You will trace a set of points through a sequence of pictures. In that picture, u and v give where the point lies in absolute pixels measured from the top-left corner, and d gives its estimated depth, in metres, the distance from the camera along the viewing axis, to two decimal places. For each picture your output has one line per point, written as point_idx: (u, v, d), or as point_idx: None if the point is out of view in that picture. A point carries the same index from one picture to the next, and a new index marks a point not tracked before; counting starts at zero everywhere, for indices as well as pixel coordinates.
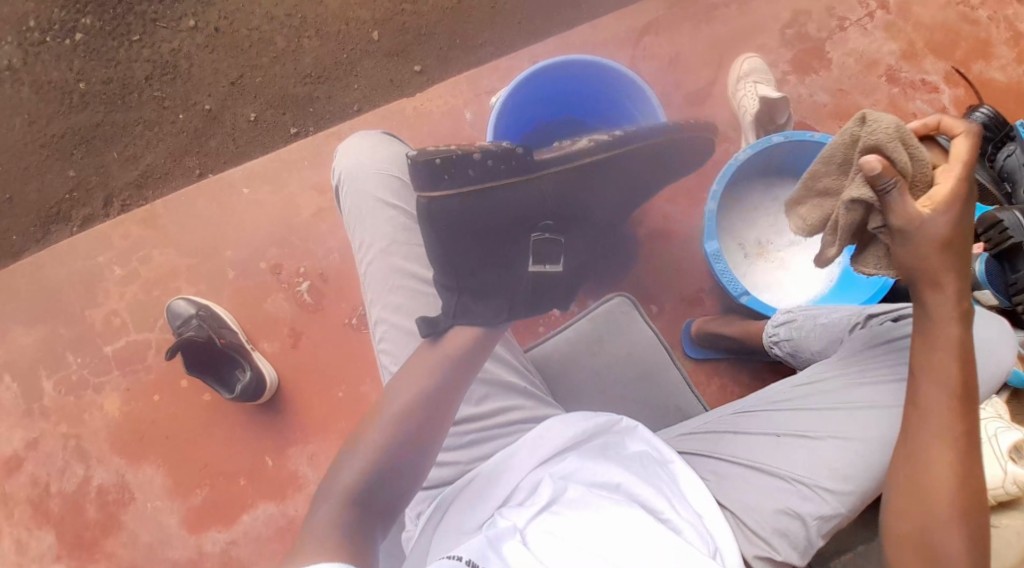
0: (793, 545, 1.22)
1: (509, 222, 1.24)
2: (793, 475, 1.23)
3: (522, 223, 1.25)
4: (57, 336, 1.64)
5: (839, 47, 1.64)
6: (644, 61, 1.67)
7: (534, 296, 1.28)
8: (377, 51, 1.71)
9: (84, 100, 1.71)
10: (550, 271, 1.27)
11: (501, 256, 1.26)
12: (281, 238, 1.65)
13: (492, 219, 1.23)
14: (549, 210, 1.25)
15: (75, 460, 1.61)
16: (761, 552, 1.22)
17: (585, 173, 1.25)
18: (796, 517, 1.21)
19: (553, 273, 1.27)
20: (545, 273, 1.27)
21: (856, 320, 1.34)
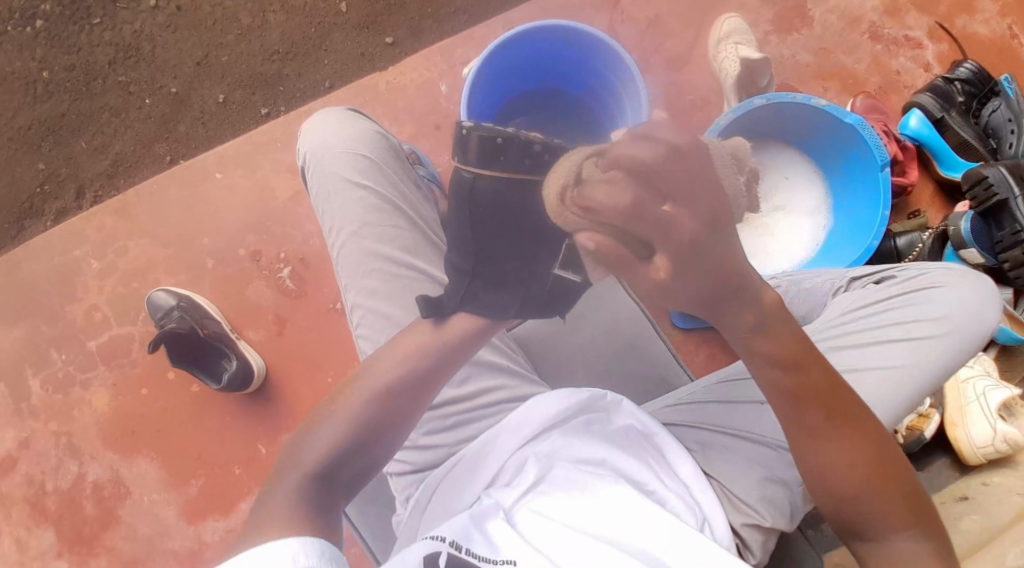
0: (780, 511, 1.20)
1: (539, 219, 1.07)
2: (778, 441, 1.24)
3: (555, 227, 1.08)
4: (39, 334, 1.62)
5: (820, 4, 1.60)
6: (622, 24, 1.62)
7: (550, 301, 1.13)
8: (345, 23, 1.66)
9: (49, 89, 1.67)
10: (571, 281, 1.11)
11: (524, 252, 1.09)
12: (259, 224, 1.62)
13: (528, 214, 1.07)
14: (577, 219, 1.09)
15: (68, 457, 1.59)
16: (748, 520, 1.19)
17: None
18: (782, 484, 1.21)
19: (573, 284, 1.11)
20: (565, 282, 1.12)
21: (838, 285, 1.37)
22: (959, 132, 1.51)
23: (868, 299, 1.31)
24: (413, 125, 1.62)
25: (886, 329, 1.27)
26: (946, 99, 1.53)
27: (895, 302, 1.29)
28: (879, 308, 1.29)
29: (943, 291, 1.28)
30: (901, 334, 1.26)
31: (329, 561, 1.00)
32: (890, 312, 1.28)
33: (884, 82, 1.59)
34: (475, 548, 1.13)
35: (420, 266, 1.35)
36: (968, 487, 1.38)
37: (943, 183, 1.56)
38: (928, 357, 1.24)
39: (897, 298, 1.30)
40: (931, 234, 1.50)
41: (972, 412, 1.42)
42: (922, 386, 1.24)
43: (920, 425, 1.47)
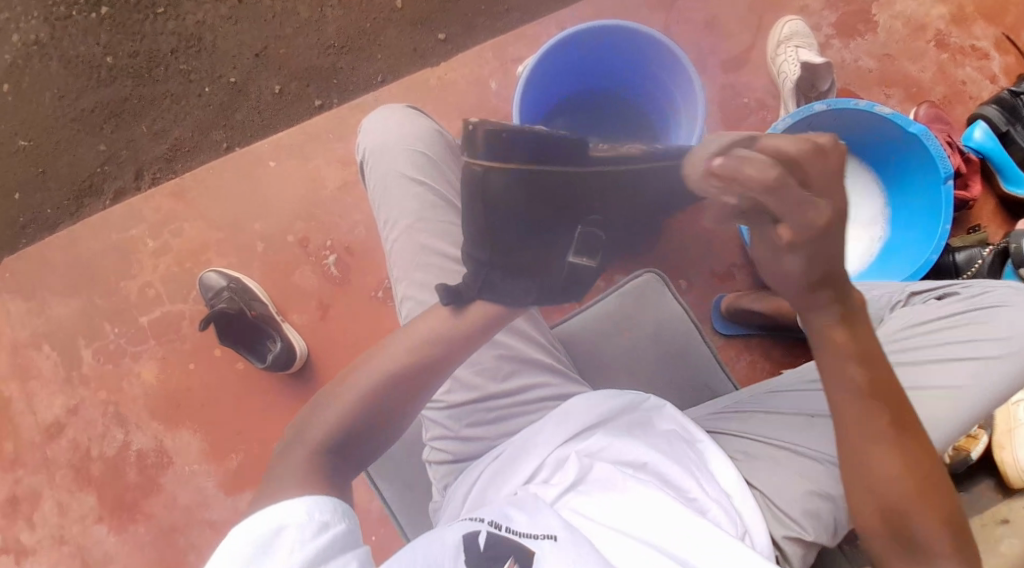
0: (823, 527, 1.16)
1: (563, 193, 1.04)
2: (825, 456, 1.19)
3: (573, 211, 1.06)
4: (94, 307, 1.68)
5: (886, 9, 1.54)
6: (679, 24, 1.59)
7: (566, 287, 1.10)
8: (400, 20, 1.67)
9: (112, 74, 1.73)
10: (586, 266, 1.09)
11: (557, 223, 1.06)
12: (308, 212, 1.65)
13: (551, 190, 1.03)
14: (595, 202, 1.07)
15: (115, 426, 1.66)
16: (790, 533, 1.16)
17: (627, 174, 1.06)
18: (826, 498, 1.17)
19: (588, 269, 1.09)
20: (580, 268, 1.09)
21: (896, 300, 1.30)
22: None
23: (928, 316, 1.25)
24: (460, 120, 1.62)
25: (946, 348, 1.21)
26: (1013, 112, 1.47)
27: (961, 318, 1.24)
28: (941, 325, 1.24)
29: (1010, 311, 1.22)
30: (962, 353, 1.21)
31: (337, 514, 1.04)
32: (953, 330, 1.23)
33: (949, 92, 1.53)
34: (514, 525, 1.13)
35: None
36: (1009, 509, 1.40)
37: (1006, 199, 1.50)
38: (988, 378, 1.19)
39: (962, 314, 1.24)
40: (992, 249, 1.44)
41: (1022, 435, 1.42)
42: (979, 409, 1.19)
43: (967, 446, 1.45)
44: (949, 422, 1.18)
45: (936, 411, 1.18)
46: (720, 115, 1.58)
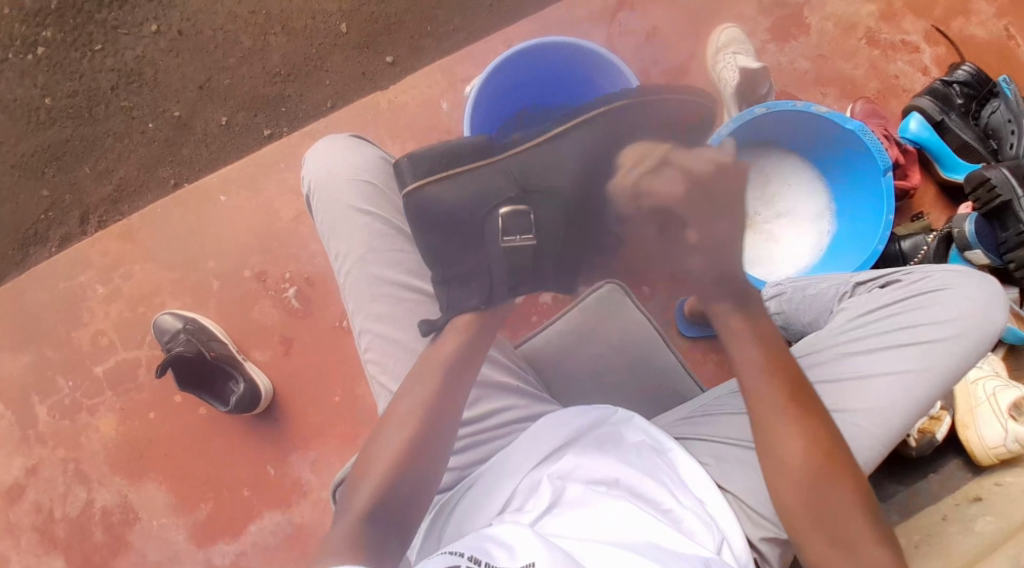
0: None
1: (465, 231, 1.16)
2: None
3: (483, 203, 1.15)
4: (45, 360, 1.62)
5: (817, 11, 1.57)
6: (621, 37, 1.59)
7: (512, 277, 1.16)
8: (346, 44, 1.66)
9: (51, 116, 1.68)
10: (525, 243, 1.14)
11: (471, 236, 1.16)
12: (264, 246, 1.62)
13: (450, 212, 1.16)
14: (513, 184, 1.16)
15: (76, 484, 1.59)
16: (767, 532, 1.22)
17: (541, 149, 1.19)
18: None
19: (527, 244, 1.14)
20: (522, 246, 1.14)
21: (843, 290, 1.36)
22: (959, 134, 1.51)
23: (873, 307, 1.29)
24: (414, 141, 1.62)
25: (893, 336, 1.25)
26: (945, 101, 1.51)
27: (904, 305, 1.27)
28: (887, 314, 1.27)
29: (950, 293, 1.25)
30: (909, 338, 1.24)
31: None
32: (898, 317, 1.26)
33: (883, 87, 1.57)
34: (497, 561, 1.06)
35: (420, 286, 1.34)
36: (982, 487, 1.41)
37: (946, 185, 1.56)
38: (939, 361, 1.22)
39: (904, 301, 1.27)
40: (936, 236, 1.49)
41: (983, 413, 1.45)
42: (933, 393, 1.22)
43: (930, 428, 1.48)
44: (905, 409, 1.21)
45: (888, 398, 1.22)
46: None
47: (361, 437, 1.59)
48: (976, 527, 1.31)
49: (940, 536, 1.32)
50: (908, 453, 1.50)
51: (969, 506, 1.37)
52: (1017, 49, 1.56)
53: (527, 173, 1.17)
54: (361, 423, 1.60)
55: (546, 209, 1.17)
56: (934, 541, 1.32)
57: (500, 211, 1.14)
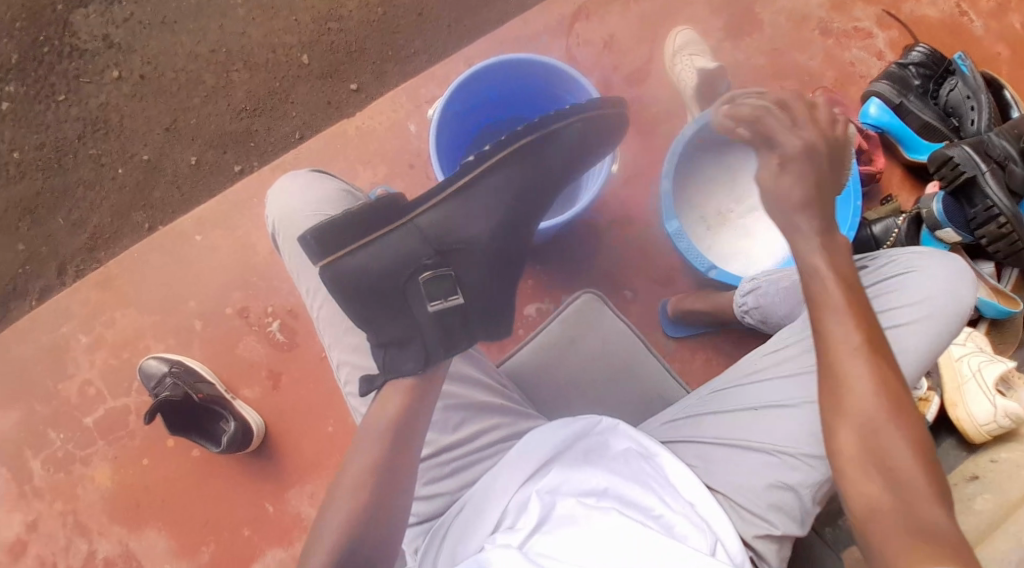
0: (789, 517, 1.23)
1: (394, 299, 1.16)
2: (774, 447, 1.24)
3: (408, 267, 1.15)
4: (36, 415, 1.62)
5: (768, 7, 1.60)
6: (578, 48, 1.61)
7: (448, 332, 1.15)
8: (309, 75, 1.69)
9: (21, 170, 1.69)
10: (456, 302, 1.15)
11: (398, 304, 1.16)
12: (246, 282, 1.63)
13: (376, 281, 1.15)
14: (431, 247, 1.16)
15: (77, 536, 1.59)
16: (759, 530, 1.23)
17: (455, 203, 1.19)
18: (787, 488, 1.22)
19: (459, 304, 1.15)
20: (451, 308, 1.15)
21: None
22: (920, 115, 1.51)
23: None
24: (387, 167, 1.63)
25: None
26: (903, 84, 1.52)
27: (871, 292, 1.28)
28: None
29: (916, 276, 1.27)
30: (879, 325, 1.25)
31: None
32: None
33: (840, 75, 1.59)
34: None
35: None
36: (977, 466, 1.40)
37: (911, 165, 1.58)
38: (912, 344, 1.23)
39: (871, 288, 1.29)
40: (906, 217, 1.50)
41: (971, 390, 1.42)
42: (909, 376, 1.23)
43: (920, 410, 1.47)
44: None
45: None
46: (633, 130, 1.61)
47: None
48: (975, 506, 1.31)
49: None
50: None
51: (967, 485, 1.36)
52: (970, 24, 1.59)
53: (430, 228, 1.17)
54: None
55: (467, 267, 1.18)
56: None
57: (426, 274, 1.15)
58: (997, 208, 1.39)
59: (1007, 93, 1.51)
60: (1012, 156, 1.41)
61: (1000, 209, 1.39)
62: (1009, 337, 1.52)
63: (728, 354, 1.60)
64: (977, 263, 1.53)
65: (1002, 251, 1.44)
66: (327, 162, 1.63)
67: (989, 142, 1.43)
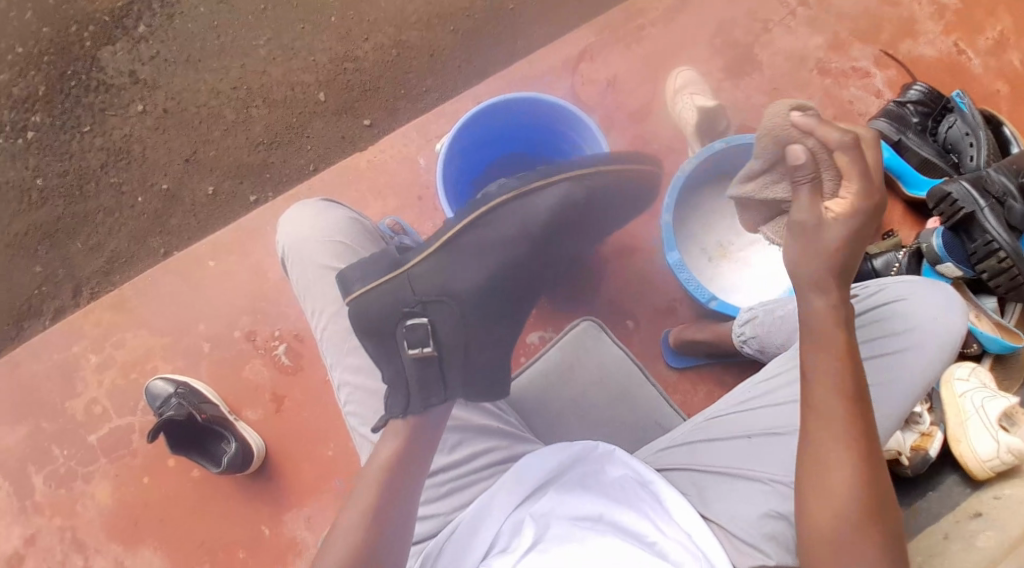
0: (783, 547, 1.20)
1: (391, 338, 1.20)
2: (769, 476, 1.24)
3: (397, 314, 1.20)
4: (41, 431, 1.65)
5: (767, 48, 1.64)
6: (583, 87, 1.66)
7: (427, 380, 1.19)
8: (325, 111, 1.75)
9: (43, 196, 1.76)
10: (428, 354, 1.18)
11: (391, 348, 1.20)
12: (252, 306, 1.66)
13: (373, 320, 1.20)
14: (418, 297, 1.20)
15: (74, 552, 1.61)
16: (755, 561, 1.20)
17: (446, 256, 1.22)
18: (779, 518, 1.21)
19: (431, 355, 1.18)
20: (425, 357, 1.18)
21: None
22: (919, 152, 1.53)
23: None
24: (396, 200, 1.67)
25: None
26: (901, 121, 1.55)
27: (859, 320, 1.31)
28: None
29: (906, 305, 1.29)
30: (867, 353, 1.28)
31: None
32: (854, 332, 1.30)
33: (839, 113, 1.62)
34: None
35: None
36: (981, 501, 1.39)
37: (912, 202, 1.59)
38: (901, 374, 1.26)
39: (864, 317, 1.31)
40: (907, 252, 1.52)
41: (973, 425, 1.43)
42: (898, 404, 1.26)
43: (924, 445, 1.47)
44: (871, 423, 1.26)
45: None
46: None
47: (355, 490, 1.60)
48: (977, 543, 1.27)
49: (942, 554, 1.29)
50: (904, 472, 1.49)
51: (969, 522, 1.34)
52: (968, 62, 1.62)
53: (424, 285, 1.20)
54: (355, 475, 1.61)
55: (445, 320, 1.21)
56: (936, 560, 1.29)
57: (407, 320, 1.19)
58: (996, 243, 1.40)
59: (1006, 129, 1.53)
60: (1011, 193, 1.43)
61: (1000, 243, 1.40)
62: (1012, 374, 1.52)
63: (727, 386, 1.60)
64: (981, 299, 1.53)
65: (1003, 286, 1.45)
66: (338, 191, 1.68)
67: (987, 178, 1.45)
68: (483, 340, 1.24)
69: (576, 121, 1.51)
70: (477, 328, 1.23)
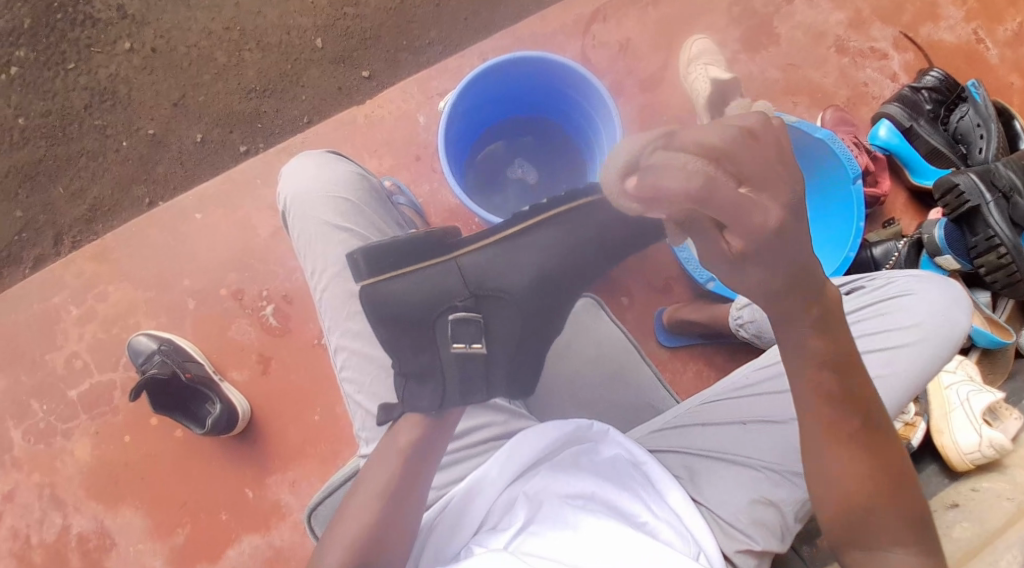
0: (769, 532, 1.23)
1: (428, 332, 1.13)
2: (763, 463, 1.26)
3: (438, 305, 1.12)
4: (20, 385, 1.60)
5: (786, 21, 1.59)
6: (594, 50, 1.60)
7: (464, 379, 1.13)
8: (322, 59, 1.66)
9: (24, 136, 1.66)
10: (475, 351, 1.12)
11: (426, 341, 1.13)
12: (241, 263, 1.61)
13: (410, 308, 1.12)
14: (467, 289, 1.12)
15: (52, 509, 1.57)
16: (741, 545, 1.23)
17: (497, 249, 1.14)
18: (769, 504, 1.24)
19: (478, 353, 1.12)
20: (471, 354, 1.12)
21: None
22: (929, 140, 1.51)
23: None
24: (392, 158, 1.61)
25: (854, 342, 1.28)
26: (914, 107, 1.53)
27: (866, 311, 1.30)
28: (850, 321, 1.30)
29: (913, 299, 1.29)
30: (873, 345, 1.27)
31: None
32: (861, 323, 1.29)
33: (853, 94, 1.59)
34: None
35: None
36: (958, 493, 1.39)
37: (915, 190, 1.57)
38: (902, 367, 1.25)
39: (870, 307, 1.30)
40: (907, 242, 1.51)
41: (957, 418, 1.43)
42: (898, 398, 1.25)
43: (906, 434, 1.49)
44: None
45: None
46: (644, 136, 1.58)
47: (342, 455, 1.58)
48: (954, 535, 1.28)
49: None
50: None
51: (947, 513, 1.35)
52: (985, 51, 1.60)
53: (477, 277, 1.13)
54: (342, 440, 1.59)
55: (498, 315, 1.14)
56: None
57: (452, 314, 1.12)
58: (998, 239, 1.40)
59: (1017, 124, 1.52)
60: (1017, 188, 1.42)
61: (1001, 239, 1.39)
62: (998, 367, 1.53)
63: (721, 365, 1.60)
64: (974, 293, 1.54)
65: (999, 281, 1.45)
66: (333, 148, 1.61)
67: (996, 172, 1.42)
68: (530, 338, 1.17)
69: (591, 90, 1.45)
70: (528, 321, 1.16)
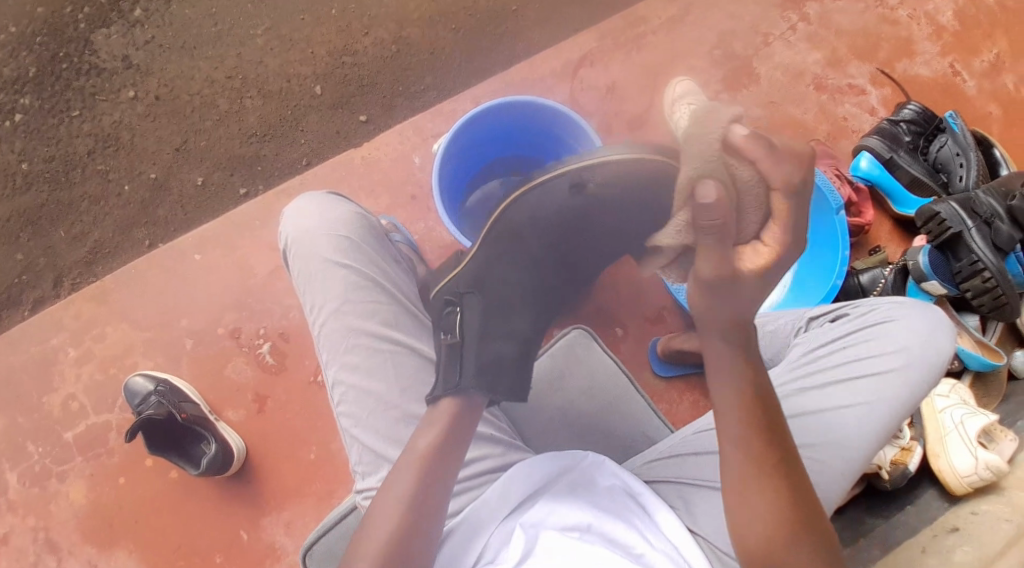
0: None
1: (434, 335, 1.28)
2: None
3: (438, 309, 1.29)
4: (16, 427, 1.59)
5: (766, 61, 1.65)
6: (583, 92, 1.65)
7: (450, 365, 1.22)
8: (320, 105, 1.71)
9: (27, 181, 1.69)
10: (452, 339, 1.23)
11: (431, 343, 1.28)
12: (238, 303, 1.62)
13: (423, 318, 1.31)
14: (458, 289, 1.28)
15: (46, 553, 1.56)
16: None
17: (485, 252, 1.28)
18: None
19: (455, 341, 1.23)
20: (453, 343, 1.23)
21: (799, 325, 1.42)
22: (908, 170, 1.56)
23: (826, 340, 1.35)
24: (388, 198, 1.65)
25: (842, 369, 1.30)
26: (894, 139, 1.57)
27: (854, 337, 1.33)
28: (838, 346, 1.33)
29: (897, 325, 1.31)
30: (860, 371, 1.29)
31: None
32: (848, 350, 1.31)
33: (834, 129, 1.64)
34: None
35: (398, 336, 1.35)
36: (958, 518, 1.40)
37: (899, 219, 1.62)
38: (891, 392, 1.27)
39: (857, 333, 1.33)
40: (893, 269, 1.54)
41: (952, 440, 1.45)
42: (887, 423, 1.27)
43: (902, 459, 1.48)
44: (862, 441, 1.26)
45: (845, 432, 1.26)
46: None
47: (338, 494, 1.57)
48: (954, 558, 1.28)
49: None
50: (882, 485, 1.50)
51: (946, 537, 1.35)
52: (962, 84, 1.66)
53: (463, 279, 1.28)
54: (338, 479, 1.58)
55: (475, 310, 1.26)
56: None
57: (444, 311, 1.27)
58: (982, 263, 1.43)
59: (997, 151, 1.57)
60: (998, 214, 1.45)
61: (985, 264, 1.43)
62: (991, 390, 1.55)
63: None
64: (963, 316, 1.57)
65: (986, 305, 1.48)
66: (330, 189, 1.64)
67: (976, 199, 1.46)
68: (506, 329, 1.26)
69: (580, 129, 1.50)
70: (513, 318, 1.27)
